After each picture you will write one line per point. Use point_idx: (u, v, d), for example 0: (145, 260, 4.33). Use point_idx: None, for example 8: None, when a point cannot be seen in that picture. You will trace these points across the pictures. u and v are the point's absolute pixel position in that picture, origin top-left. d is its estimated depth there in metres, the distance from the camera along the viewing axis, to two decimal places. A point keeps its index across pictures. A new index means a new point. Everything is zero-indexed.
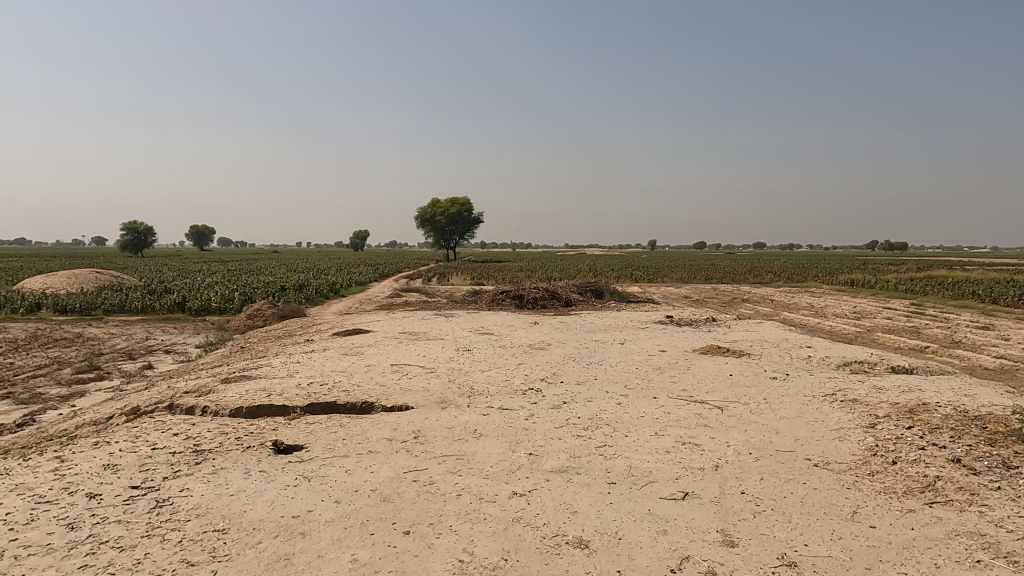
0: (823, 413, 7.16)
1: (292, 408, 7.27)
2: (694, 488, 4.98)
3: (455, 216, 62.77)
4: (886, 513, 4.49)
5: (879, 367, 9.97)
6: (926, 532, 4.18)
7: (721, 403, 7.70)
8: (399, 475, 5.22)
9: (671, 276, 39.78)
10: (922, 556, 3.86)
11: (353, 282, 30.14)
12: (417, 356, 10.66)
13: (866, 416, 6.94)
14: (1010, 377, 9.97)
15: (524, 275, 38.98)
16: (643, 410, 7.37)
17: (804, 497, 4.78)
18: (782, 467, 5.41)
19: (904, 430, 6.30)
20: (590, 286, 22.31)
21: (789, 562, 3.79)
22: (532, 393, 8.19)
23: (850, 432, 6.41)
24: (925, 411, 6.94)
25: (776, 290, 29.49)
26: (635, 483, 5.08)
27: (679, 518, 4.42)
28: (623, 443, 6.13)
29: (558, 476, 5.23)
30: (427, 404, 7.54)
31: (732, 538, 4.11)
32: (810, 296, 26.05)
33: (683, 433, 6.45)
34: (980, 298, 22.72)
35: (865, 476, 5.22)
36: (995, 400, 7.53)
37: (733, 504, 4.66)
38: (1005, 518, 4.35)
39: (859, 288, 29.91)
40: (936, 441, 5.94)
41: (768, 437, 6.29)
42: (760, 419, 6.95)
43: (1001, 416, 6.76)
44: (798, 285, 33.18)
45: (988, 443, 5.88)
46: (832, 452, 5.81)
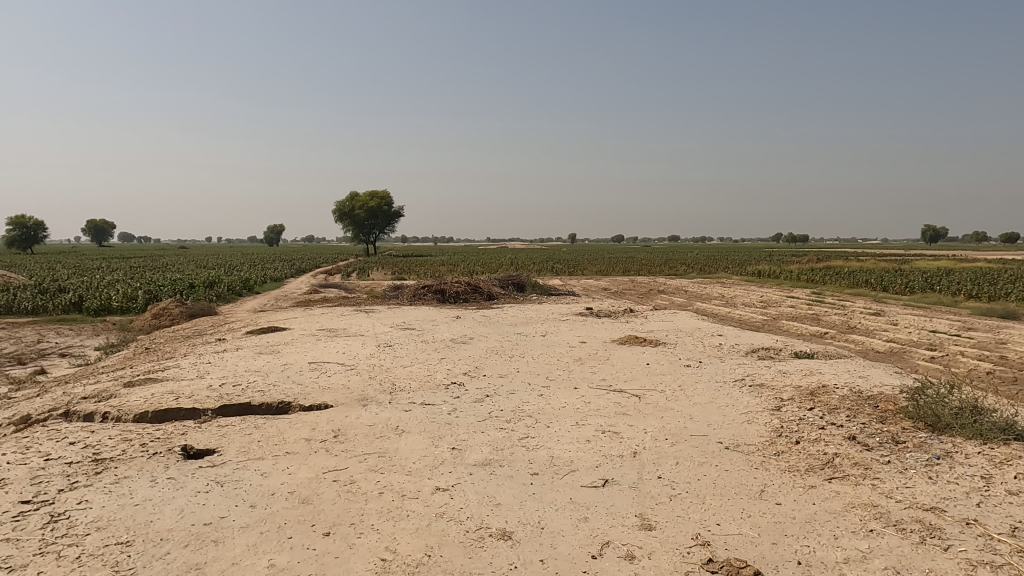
0: (733, 398, 7.51)
1: (203, 411, 6.95)
2: (614, 475, 5.10)
3: (375, 210, 61.91)
4: (791, 490, 4.76)
5: (784, 352, 10.58)
6: (826, 506, 4.46)
7: (639, 391, 7.92)
8: (318, 475, 5.08)
9: (591, 268, 40.75)
10: (822, 529, 4.11)
11: (268, 278, 29.10)
12: (336, 353, 10.41)
13: (773, 399, 7.33)
14: (899, 359, 10.80)
15: (448, 269, 38.93)
16: (565, 401, 7.49)
17: (716, 479, 4.99)
18: (696, 451, 5.64)
19: (806, 412, 6.69)
20: (512, 279, 22.49)
21: (702, 541, 3.95)
22: (455, 388, 8.16)
23: (758, 415, 6.75)
24: (825, 393, 7.40)
25: (690, 282, 30.54)
26: (557, 473, 5.16)
27: (600, 504, 4.53)
28: (545, 434, 6.21)
29: (481, 470, 5.23)
30: (348, 402, 7.37)
31: (649, 523, 4.23)
32: (721, 286, 27.25)
33: (603, 422, 6.61)
34: (872, 286, 24.44)
35: (773, 455, 5.51)
36: (886, 381, 8.13)
37: (651, 489, 4.81)
38: (895, 489, 4.71)
39: (765, 278, 31.65)
40: (835, 420, 6.35)
41: (682, 423, 6.53)
42: (675, 405, 7.22)
43: (891, 394, 7.31)
44: (709, 276, 34.56)
45: (879, 420, 6.35)
46: (742, 435, 6.10)
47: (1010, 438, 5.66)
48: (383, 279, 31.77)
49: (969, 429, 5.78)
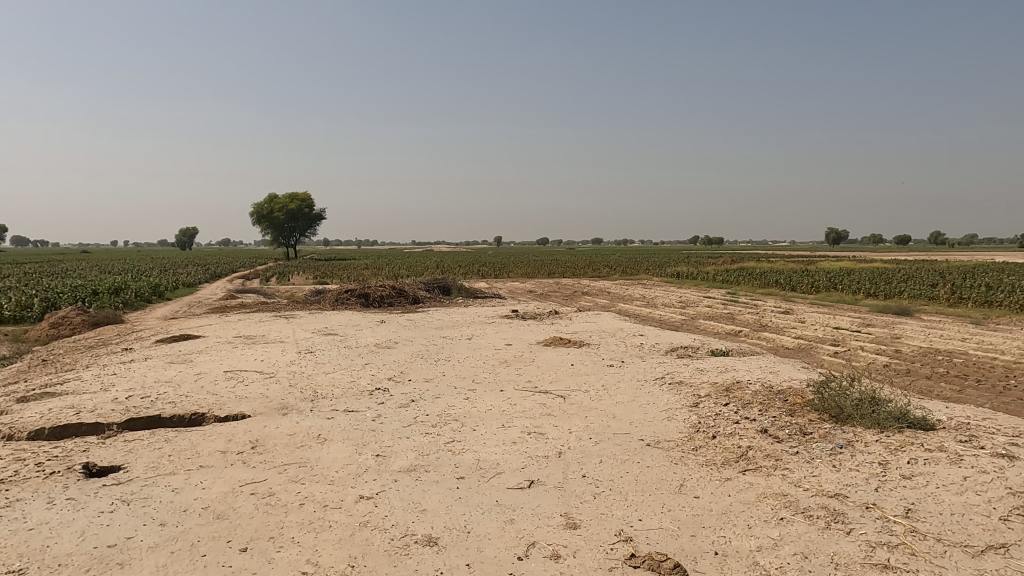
0: (653, 395, 7.74)
1: (107, 425, 6.54)
2: (539, 475, 5.15)
3: (295, 212, 60.12)
4: (708, 483, 4.94)
5: (701, 350, 10.97)
6: (741, 497, 4.66)
7: (564, 392, 8.04)
8: (234, 489, 4.87)
9: (518, 271, 40.94)
10: (737, 519, 4.28)
11: (180, 284, 27.71)
12: (254, 361, 10.02)
13: (691, 396, 7.60)
14: (806, 354, 11.42)
15: (371, 273, 38.22)
16: (491, 403, 7.50)
17: (638, 476, 5.12)
18: (618, 449, 5.76)
19: (722, 407, 6.97)
20: (438, 282, 22.33)
21: (625, 537, 4.04)
22: (379, 394, 8.02)
23: (677, 412, 6.97)
24: (739, 389, 7.73)
25: (612, 283, 31.27)
26: (483, 476, 5.16)
27: (526, 506, 4.56)
28: (470, 437, 6.19)
29: (407, 476, 5.16)
30: (266, 412, 7.12)
31: (574, 521, 4.30)
32: (642, 288, 28.02)
33: (529, 424, 6.66)
34: (782, 286, 25.79)
35: (691, 451, 5.70)
36: (794, 376, 8.58)
37: (575, 488, 4.88)
38: (803, 478, 4.98)
39: (683, 279, 32.80)
40: (748, 415, 6.64)
41: (605, 421, 6.66)
42: (599, 405, 7.36)
43: (799, 388, 7.72)
44: (631, 278, 35.48)
45: (789, 413, 6.69)
46: (662, 431, 6.28)
47: (903, 426, 6.09)
48: (303, 284, 30.88)
49: (868, 419, 6.18)
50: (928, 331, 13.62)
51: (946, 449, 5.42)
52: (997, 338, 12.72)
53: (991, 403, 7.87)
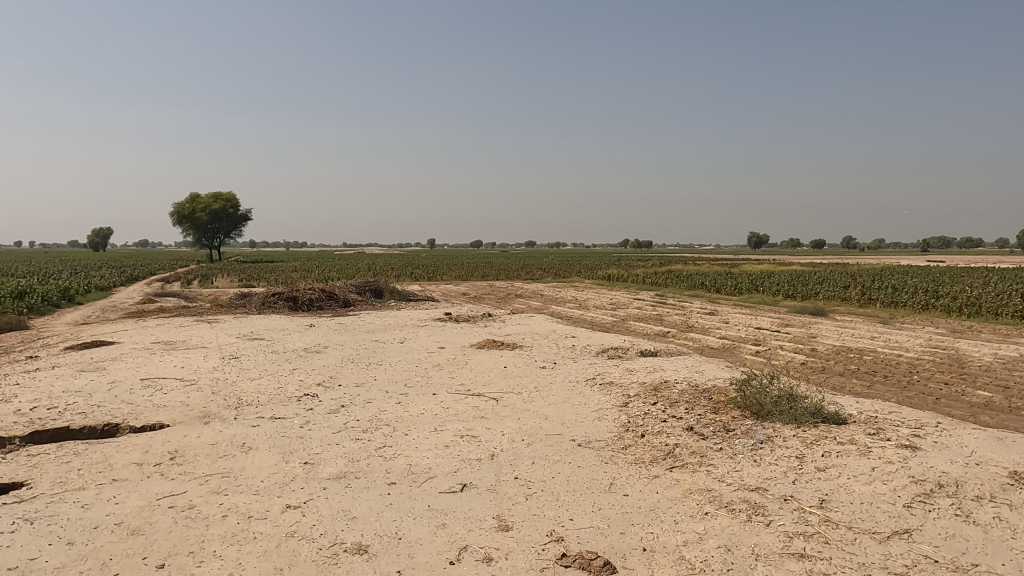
0: (584, 396, 7.85)
1: (8, 440, 6.09)
2: (471, 479, 5.13)
3: (218, 213, 57.90)
4: (637, 481, 5.05)
5: (631, 351, 11.21)
6: (668, 493, 4.79)
7: (497, 394, 8.04)
8: (152, 503, 4.64)
9: (451, 274, 40.77)
10: (665, 515, 4.40)
11: (92, 288, 26.18)
12: (174, 368, 9.57)
13: (621, 396, 7.76)
14: (729, 354, 11.85)
15: (300, 276, 37.33)
16: (423, 407, 7.42)
17: (569, 476, 5.18)
18: (550, 450, 5.82)
19: (650, 406, 7.15)
20: (369, 285, 21.96)
21: (557, 537, 4.08)
22: (307, 400, 7.81)
23: (608, 412, 7.10)
24: (666, 388, 7.95)
25: (545, 286, 31.58)
26: (415, 481, 5.10)
27: (458, 509, 4.54)
28: (402, 442, 6.12)
29: (336, 483, 5.05)
30: (187, 421, 6.81)
31: (507, 523, 4.31)
32: (573, 290, 28.45)
33: (461, 427, 6.63)
34: (707, 288, 26.73)
35: (620, 450, 5.81)
36: (718, 375, 8.91)
37: (508, 490, 4.89)
38: (726, 473, 5.16)
39: (614, 281, 33.52)
40: (675, 413, 6.84)
41: (538, 423, 6.71)
42: (531, 406, 7.41)
43: (723, 387, 8.00)
44: (564, 280, 35.96)
45: (713, 411, 6.93)
46: (593, 431, 6.39)
47: (818, 421, 6.42)
48: (228, 287, 29.77)
49: (786, 414, 6.48)
50: (841, 331, 14.39)
51: (856, 441, 5.74)
52: (902, 336, 13.58)
53: (896, 397, 8.39)
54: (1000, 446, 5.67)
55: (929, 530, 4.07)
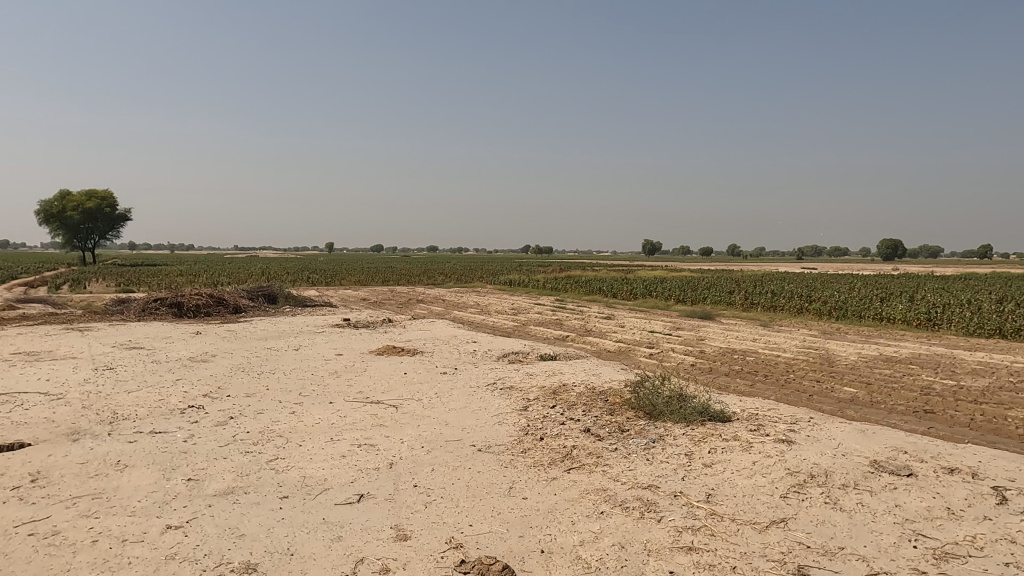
0: (485, 401, 7.88)
1: None
2: (369, 489, 5.01)
3: (93, 212, 53.57)
4: (536, 484, 5.12)
5: (531, 355, 11.37)
6: (565, 495, 4.88)
7: (396, 401, 7.91)
8: (7, 531, 4.19)
9: (350, 279, 39.84)
10: (562, 516, 4.48)
11: None
12: (38, 381, 8.72)
13: (521, 400, 7.84)
14: (625, 357, 12.28)
15: (185, 280, 35.19)
16: (319, 417, 7.17)
17: (469, 481, 5.17)
18: (450, 456, 5.79)
19: (549, 410, 7.26)
20: (262, 290, 21.02)
21: (455, 544, 4.05)
22: (192, 412, 7.35)
23: (508, 416, 7.16)
24: (564, 391, 8.12)
25: (447, 291, 31.51)
26: (309, 493, 4.92)
27: (355, 521, 4.41)
28: (296, 453, 5.88)
29: (223, 500, 4.78)
30: (51, 439, 6.22)
31: (405, 532, 4.23)
32: (476, 295, 28.58)
33: (359, 436, 6.47)
34: (604, 294, 27.64)
35: (520, 453, 5.87)
36: (614, 377, 9.19)
37: (407, 498, 4.81)
38: (621, 472, 5.33)
39: (516, 287, 33.91)
40: (573, 416, 7.00)
41: (438, 429, 6.66)
42: (432, 413, 7.34)
43: (618, 389, 8.27)
44: (466, 285, 36.09)
45: (609, 412, 7.15)
46: (492, 436, 6.41)
47: (706, 419, 6.76)
48: (102, 293, 27.54)
49: (676, 414, 6.78)
50: (727, 334, 15.27)
51: (739, 437, 6.10)
52: (780, 338, 14.59)
53: (775, 395, 9.00)
54: (863, 437, 6.20)
55: (802, 518, 4.38)
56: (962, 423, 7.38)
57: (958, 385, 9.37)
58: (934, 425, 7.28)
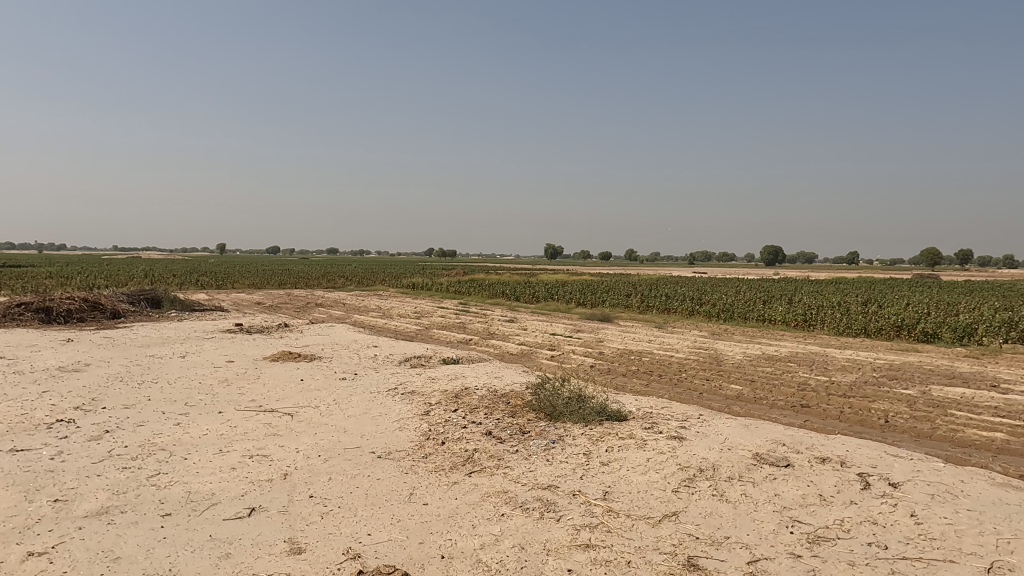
0: (385, 407, 7.73)
1: None
2: (261, 502, 4.78)
3: None
4: (437, 489, 5.07)
5: (434, 359, 11.28)
6: (466, 499, 4.86)
7: (292, 409, 7.60)
8: None
9: (243, 281, 38.02)
10: (463, 521, 4.46)
11: None
12: None
13: (422, 404, 7.76)
14: (527, 359, 12.45)
15: (54, 283, 32.35)
16: (206, 428, 6.77)
17: (368, 490, 5.05)
18: (348, 464, 5.63)
19: (451, 414, 7.23)
20: (144, 293, 19.64)
21: (353, 555, 3.94)
22: (61, 427, 6.74)
23: (408, 421, 7.06)
24: (466, 395, 8.10)
25: (348, 294, 30.80)
26: (194, 509, 4.63)
27: (244, 536, 4.19)
28: (180, 468, 5.52)
29: (96, 521, 4.41)
30: None
31: (299, 545, 4.07)
32: (378, 298, 28.09)
33: (251, 447, 6.16)
34: (508, 296, 27.94)
35: (421, 459, 5.80)
36: (516, 380, 9.29)
37: (302, 510, 4.63)
38: (521, 474, 5.39)
39: (419, 289, 33.72)
40: (475, 419, 7.00)
41: (336, 437, 6.47)
42: (329, 420, 7.12)
43: (520, 391, 8.36)
44: (368, 288, 35.42)
45: (510, 414, 7.21)
46: (393, 442, 6.30)
47: (603, 418, 6.96)
48: None
49: (575, 414, 6.94)
50: (624, 335, 15.81)
51: (634, 436, 6.32)
52: (673, 339, 15.28)
53: (668, 393, 9.41)
54: (747, 432, 6.60)
55: (692, 511, 4.59)
56: (833, 416, 8.00)
57: (830, 381, 10.16)
58: (809, 419, 7.86)
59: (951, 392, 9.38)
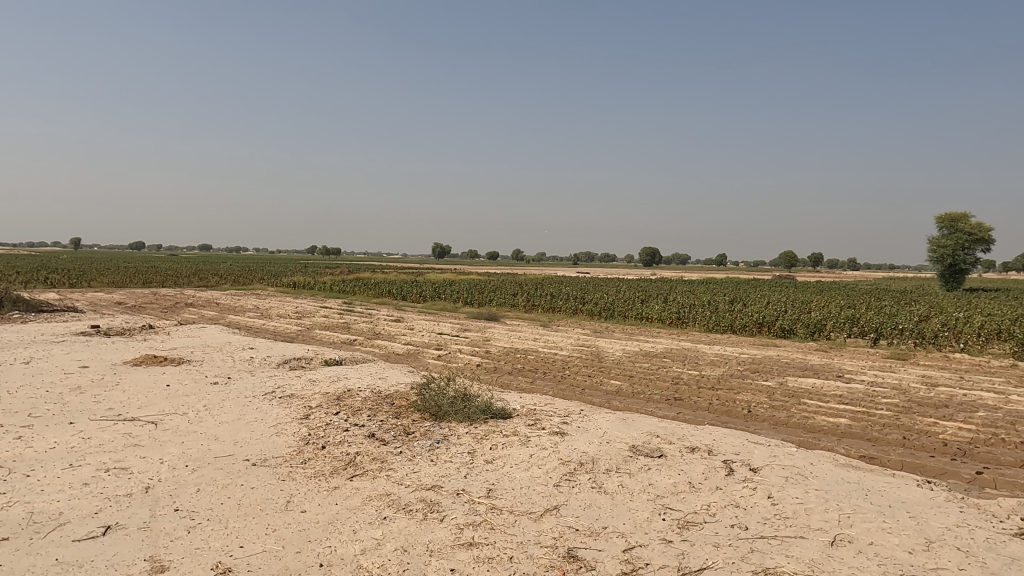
0: (261, 411, 7.36)
1: None
2: (118, 518, 4.40)
3: None
4: (315, 495, 4.88)
5: (315, 361, 10.88)
6: (347, 503, 4.73)
7: (155, 417, 7.05)
8: None
9: (101, 279, 34.91)
10: (343, 526, 4.33)
11: None
12: None
13: (302, 408, 7.46)
14: (413, 359, 12.30)
15: None
16: (54, 441, 6.13)
17: (241, 500, 4.78)
18: (219, 474, 5.30)
19: (332, 417, 7.01)
20: None
21: (223, 569, 3.72)
22: None
23: (286, 426, 6.76)
24: (349, 397, 7.89)
25: (222, 293, 29.09)
26: (38, 532, 4.18)
27: (97, 558, 3.83)
28: (22, 486, 4.96)
29: None
30: None
31: (162, 563, 3.79)
32: (256, 298, 26.72)
33: (107, 459, 5.65)
34: (395, 295, 27.55)
35: (299, 464, 5.57)
36: (400, 380, 9.16)
37: (165, 525, 4.31)
38: (404, 475, 5.31)
39: (300, 289, 32.55)
40: (357, 421, 6.83)
41: (206, 445, 6.07)
42: (198, 428, 6.67)
43: (404, 391, 8.24)
44: (246, 287, 33.66)
45: (395, 416, 7.10)
46: (269, 448, 6.00)
47: (488, 417, 7.01)
48: None
49: (460, 414, 6.94)
50: (510, 334, 16.03)
51: (518, 433, 6.42)
52: (557, 337, 15.69)
53: (552, 391, 9.63)
54: (624, 425, 6.89)
55: (572, 504, 4.73)
56: (703, 407, 8.53)
57: (700, 375, 10.82)
58: (681, 411, 8.33)
59: (803, 382, 10.29)
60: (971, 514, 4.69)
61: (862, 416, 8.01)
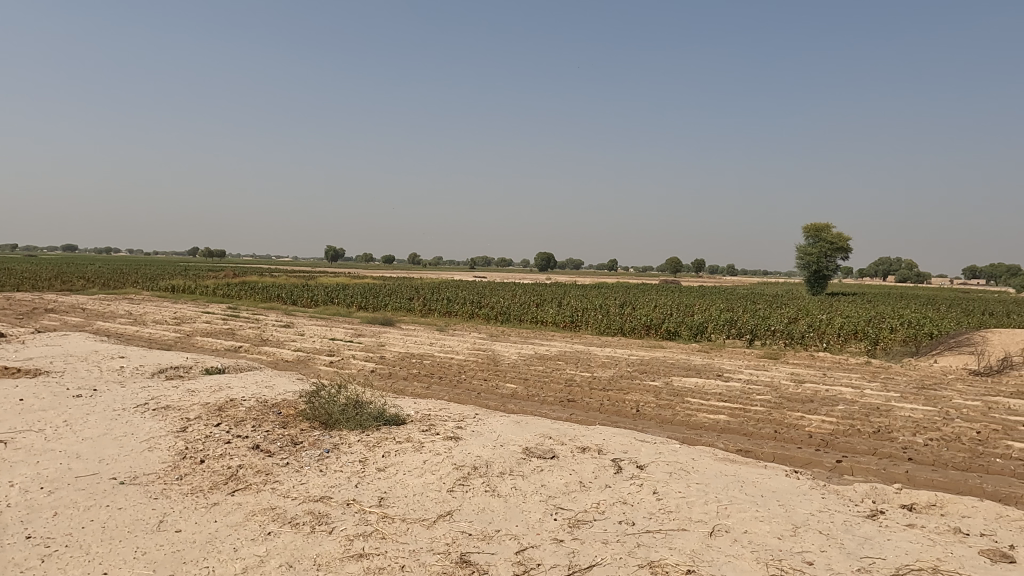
0: (132, 425, 6.82)
1: None
2: None
3: None
4: (192, 513, 4.58)
5: (194, 370, 10.22)
6: (227, 520, 4.46)
7: (5, 436, 6.34)
8: None
9: None
10: (223, 545, 4.09)
11: None
12: None
13: (178, 420, 6.98)
14: (304, 366, 11.85)
15: None
16: None
17: (106, 522, 4.38)
18: (80, 496, 4.84)
19: (213, 429, 6.60)
20: None
21: None
22: None
23: (160, 440, 6.29)
24: (232, 407, 7.47)
25: (89, 298, 26.72)
26: None
27: None
28: None
29: None
30: None
31: None
32: (128, 303, 24.76)
33: None
34: (284, 300, 26.44)
35: (174, 481, 5.20)
36: (288, 388, 8.78)
37: (14, 556, 3.87)
38: (291, 487, 5.09)
39: (179, 293, 30.53)
40: (240, 433, 6.47)
41: (65, 464, 5.54)
42: (57, 446, 6.07)
43: (293, 400, 7.91)
44: (117, 291, 31.15)
45: (282, 425, 6.80)
46: (140, 465, 5.57)
47: (381, 424, 6.86)
48: None
49: (352, 421, 6.75)
50: (405, 339, 15.82)
51: (411, 439, 6.33)
52: (453, 341, 15.66)
53: (448, 395, 9.58)
54: (518, 428, 6.96)
55: (465, 508, 4.72)
56: (594, 408, 8.78)
57: (592, 377, 11.14)
58: (574, 412, 8.54)
59: (687, 382, 10.84)
60: (832, 499, 5.11)
61: (739, 412, 8.54)
